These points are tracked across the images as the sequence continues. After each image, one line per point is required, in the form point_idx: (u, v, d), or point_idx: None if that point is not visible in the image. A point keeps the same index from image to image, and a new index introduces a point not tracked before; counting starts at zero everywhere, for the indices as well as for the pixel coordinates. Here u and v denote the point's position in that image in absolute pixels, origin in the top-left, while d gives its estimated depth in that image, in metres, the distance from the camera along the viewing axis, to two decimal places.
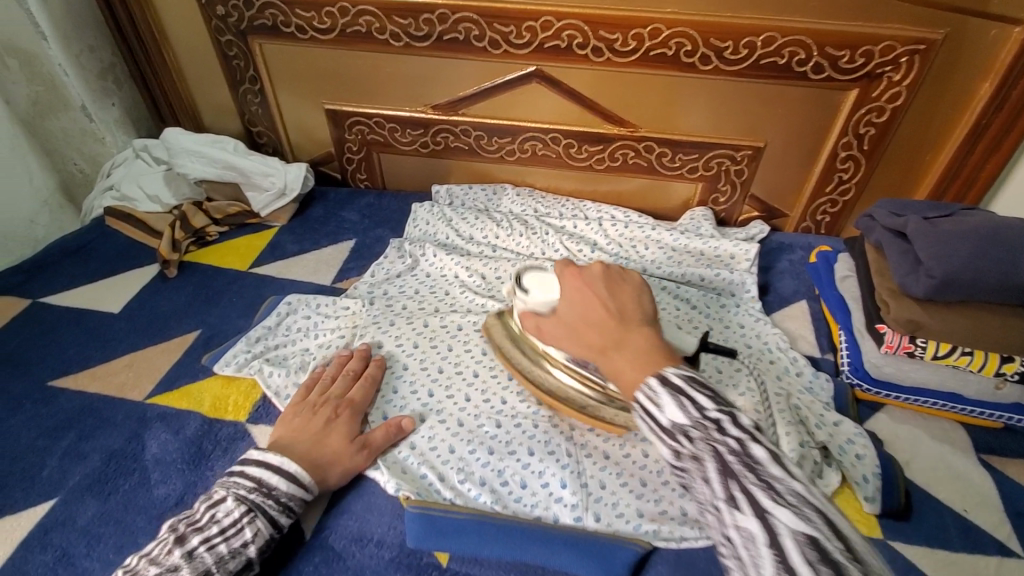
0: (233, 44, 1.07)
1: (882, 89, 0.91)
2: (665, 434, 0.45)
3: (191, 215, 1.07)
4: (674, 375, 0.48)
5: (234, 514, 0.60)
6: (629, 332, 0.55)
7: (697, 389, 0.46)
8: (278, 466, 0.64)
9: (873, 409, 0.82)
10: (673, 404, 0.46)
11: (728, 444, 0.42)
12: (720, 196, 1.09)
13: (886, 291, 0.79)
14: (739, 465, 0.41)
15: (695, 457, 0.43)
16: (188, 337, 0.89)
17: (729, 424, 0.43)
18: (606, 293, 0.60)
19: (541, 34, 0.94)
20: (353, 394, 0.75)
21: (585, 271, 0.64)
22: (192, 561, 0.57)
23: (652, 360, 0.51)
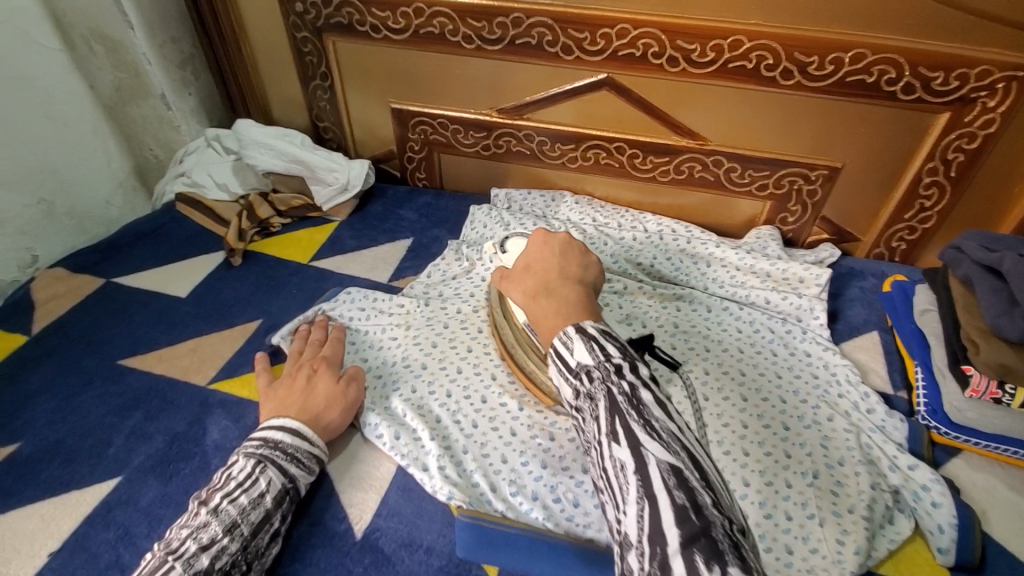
0: (308, 41, 1.09)
1: (976, 114, 0.86)
2: (568, 371, 0.50)
3: (257, 205, 1.10)
4: (592, 326, 0.52)
5: (247, 468, 0.62)
6: (565, 287, 0.60)
7: (608, 340, 0.50)
8: (280, 424, 0.67)
9: (950, 455, 0.77)
10: (583, 348, 0.49)
11: (621, 386, 0.46)
12: (788, 216, 1.05)
13: (976, 330, 0.74)
14: (626, 404, 0.45)
15: (591, 396, 0.47)
16: (249, 326, 0.91)
17: (626, 369, 0.47)
18: (558, 251, 0.68)
19: (616, 41, 0.92)
20: (328, 353, 0.80)
21: (551, 237, 0.71)
22: (217, 515, 0.58)
23: (573, 310, 0.56)
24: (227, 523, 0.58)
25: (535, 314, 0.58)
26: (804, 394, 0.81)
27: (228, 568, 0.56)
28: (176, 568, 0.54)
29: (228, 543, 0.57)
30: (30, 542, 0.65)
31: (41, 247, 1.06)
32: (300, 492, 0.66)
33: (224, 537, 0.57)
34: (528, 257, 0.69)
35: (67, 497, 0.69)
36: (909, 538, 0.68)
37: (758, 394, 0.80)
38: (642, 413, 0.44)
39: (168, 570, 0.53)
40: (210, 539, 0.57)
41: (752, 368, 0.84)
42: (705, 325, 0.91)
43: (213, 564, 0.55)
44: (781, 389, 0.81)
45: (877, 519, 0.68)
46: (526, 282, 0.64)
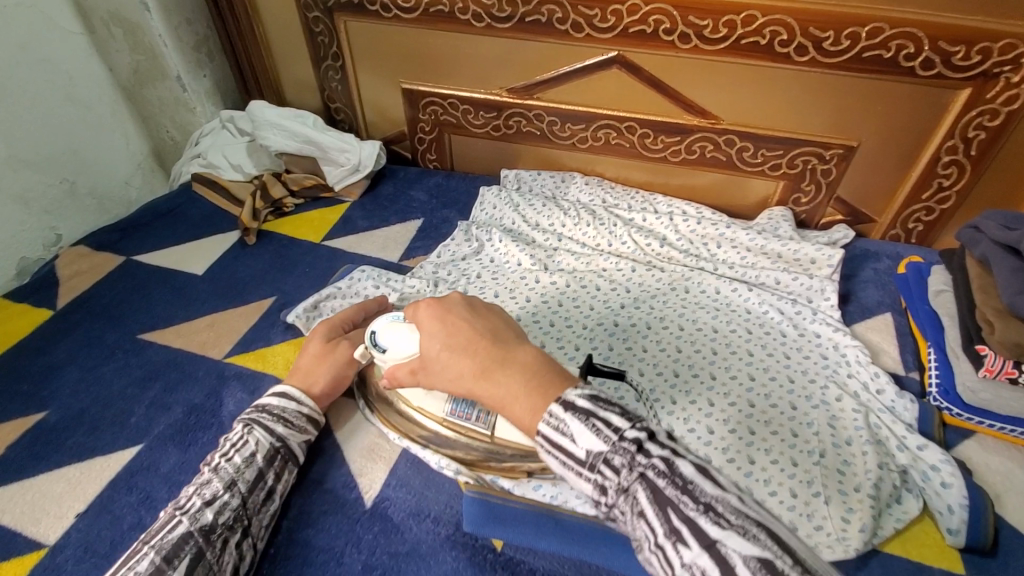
0: (319, 21, 1.10)
1: (998, 90, 0.84)
2: (578, 465, 0.44)
3: (270, 184, 1.11)
4: (578, 398, 0.46)
5: (236, 430, 0.65)
6: (512, 351, 0.50)
7: (606, 409, 0.45)
8: (267, 390, 0.71)
9: (963, 436, 0.75)
10: (587, 431, 0.44)
11: (654, 464, 0.42)
12: (802, 196, 1.03)
13: (991, 310, 0.72)
14: (672, 489, 0.41)
15: (624, 490, 0.42)
16: (263, 303, 0.93)
17: (648, 443, 0.43)
18: (468, 314, 0.54)
19: (627, 18, 0.91)
20: (343, 314, 0.80)
21: (442, 298, 0.56)
22: (216, 473, 0.61)
23: (544, 383, 0.47)
24: (227, 480, 0.61)
25: (495, 399, 0.48)
26: (812, 373, 0.80)
27: (231, 522, 0.59)
28: (182, 521, 0.56)
29: (228, 499, 0.60)
30: (57, 504, 0.68)
31: (64, 226, 1.10)
32: (293, 450, 0.68)
33: (224, 493, 0.60)
34: (436, 337, 0.52)
35: (92, 462, 0.72)
36: (917, 518, 0.67)
37: (767, 372, 0.80)
38: (692, 492, 0.40)
39: (176, 523, 0.56)
40: (211, 494, 0.59)
41: (760, 347, 0.84)
42: (711, 304, 0.91)
43: (216, 519, 0.58)
44: (789, 368, 0.81)
45: (883, 498, 0.67)
46: (461, 361, 0.50)
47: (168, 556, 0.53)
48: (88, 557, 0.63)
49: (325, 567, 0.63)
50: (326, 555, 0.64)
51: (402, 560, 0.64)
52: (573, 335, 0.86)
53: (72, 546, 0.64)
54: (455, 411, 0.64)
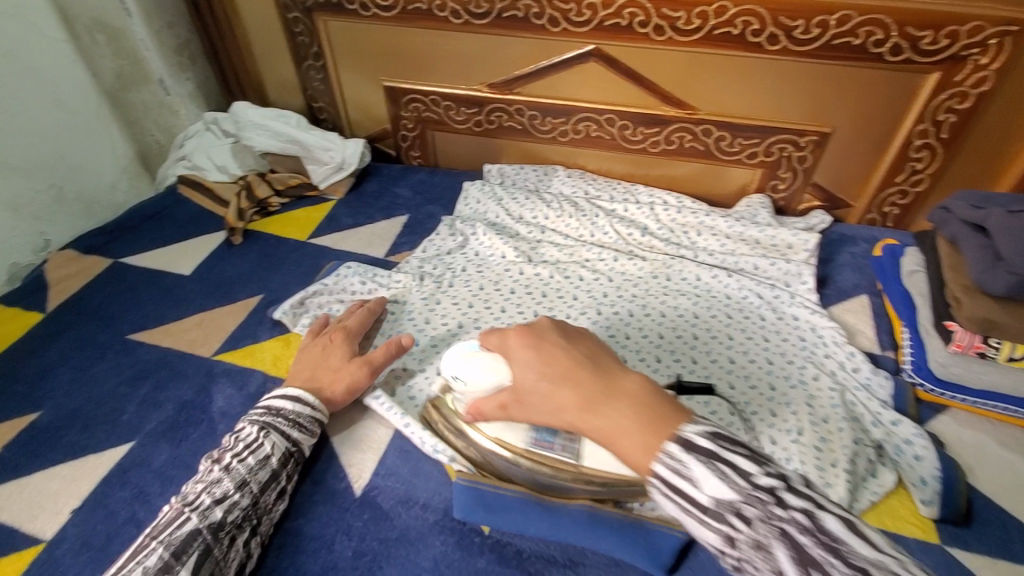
0: (299, 21, 1.11)
1: (967, 72, 0.85)
2: (700, 514, 0.40)
3: (255, 185, 1.12)
4: (699, 437, 0.42)
5: (252, 432, 0.66)
6: (616, 380, 0.50)
7: (730, 450, 0.41)
8: (280, 393, 0.71)
9: (936, 411, 0.77)
10: (710, 475, 0.40)
11: (794, 517, 0.36)
12: (779, 183, 1.05)
13: (959, 287, 0.74)
14: (818, 549, 0.35)
15: (758, 546, 0.37)
16: (251, 301, 0.94)
17: (786, 492, 0.38)
18: (565, 343, 0.55)
19: (602, 12, 0.92)
20: (351, 322, 0.82)
21: (535, 327, 0.58)
22: (228, 473, 0.62)
23: (658, 417, 0.45)
24: (238, 480, 0.62)
25: (602, 431, 0.47)
26: (790, 354, 0.82)
27: (240, 521, 0.60)
28: (192, 519, 0.57)
29: (238, 498, 0.61)
30: (53, 501, 0.69)
31: (52, 231, 1.10)
32: (304, 454, 0.69)
33: (235, 493, 0.61)
34: (533, 363, 0.54)
35: (85, 459, 0.73)
36: (892, 490, 0.69)
37: (746, 355, 0.82)
38: (841, 553, 0.34)
39: (184, 520, 0.57)
40: (222, 494, 0.60)
41: (740, 331, 0.86)
42: (694, 291, 0.92)
43: (226, 517, 0.59)
44: (770, 350, 0.83)
45: (860, 472, 0.69)
46: (562, 392, 0.51)
47: (176, 553, 0.54)
48: (84, 550, 0.64)
49: (317, 555, 0.64)
50: (318, 543, 0.66)
51: (392, 546, 0.66)
52: (556, 322, 0.88)
53: (69, 540, 0.65)
54: (540, 441, 0.62)
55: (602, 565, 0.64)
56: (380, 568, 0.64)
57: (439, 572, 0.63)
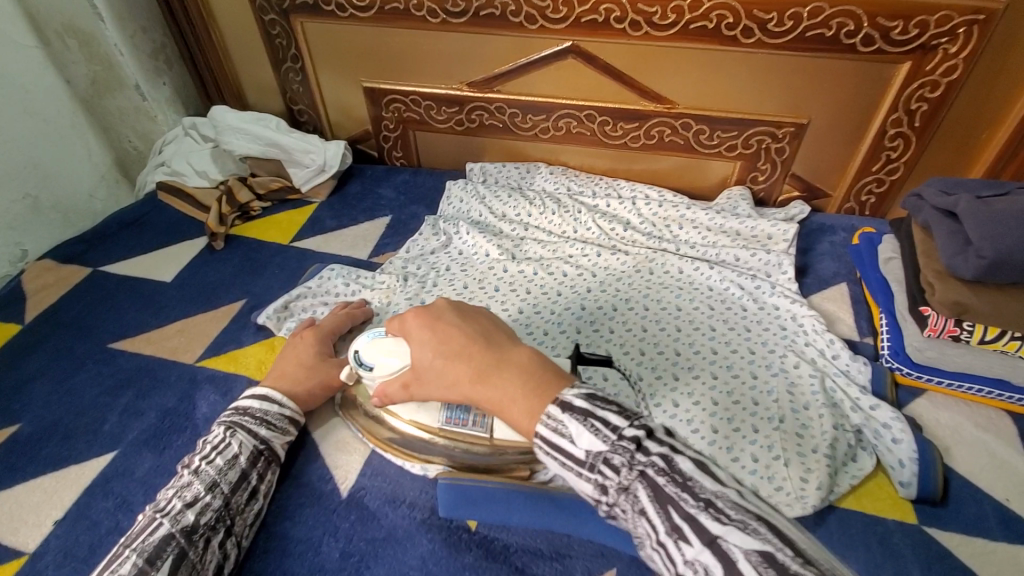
0: (276, 23, 1.11)
1: (937, 61, 0.87)
2: (580, 467, 0.43)
3: (236, 189, 1.11)
4: (576, 398, 0.45)
5: (218, 434, 0.66)
6: (506, 352, 0.50)
7: (602, 409, 0.45)
8: (247, 394, 0.71)
9: (914, 395, 0.79)
10: (585, 432, 0.43)
11: (652, 461, 0.41)
12: (759, 174, 1.06)
13: (932, 273, 0.75)
14: (671, 486, 0.40)
15: (624, 487, 0.42)
16: (233, 306, 0.94)
17: (647, 441, 0.43)
18: (459, 320, 0.55)
19: (578, 8, 0.93)
20: (325, 322, 0.82)
21: (430, 309, 0.57)
22: (198, 476, 0.62)
23: (540, 383, 0.47)
24: (208, 482, 0.61)
25: (492, 402, 0.48)
26: (771, 343, 0.84)
27: (214, 523, 0.60)
28: (164, 524, 0.57)
29: (210, 500, 0.60)
30: (36, 513, 0.68)
31: (30, 241, 1.09)
32: (275, 452, 0.69)
33: (206, 495, 0.60)
34: (428, 344, 0.54)
35: (68, 471, 0.72)
36: (871, 474, 0.71)
37: (728, 345, 0.83)
38: (691, 489, 0.39)
39: (156, 526, 0.57)
40: (193, 497, 0.60)
41: (722, 322, 0.87)
42: (676, 284, 0.93)
43: (199, 520, 0.59)
44: (751, 339, 0.84)
45: (839, 457, 0.71)
46: (457, 367, 0.51)
47: (150, 559, 0.54)
48: (68, 561, 0.64)
49: (304, 558, 0.65)
50: (305, 545, 0.66)
51: (379, 546, 0.66)
52: (540, 318, 0.88)
53: (53, 552, 0.65)
54: (451, 418, 0.66)
55: (589, 556, 0.65)
56: (367, 568, 0.64)
57: (426, 569, 0.64)
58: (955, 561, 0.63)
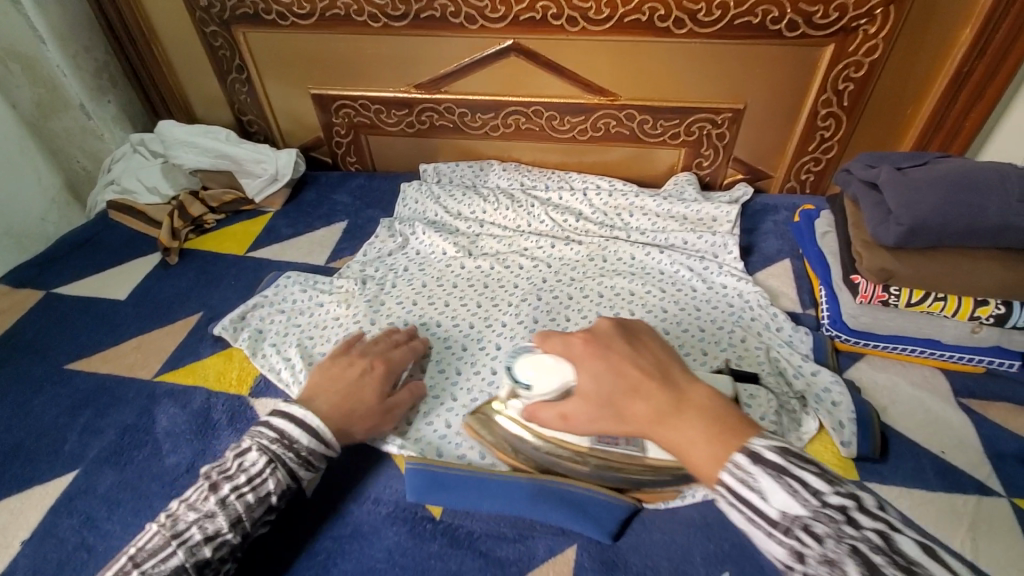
0: (218, 35, 1.11)
1: (858, 42, 0.91)
2: (769, 525, 0.39)
3: (189, 203, 1.11)
4: (768, 450, 0.41)
5: (258, 464, 0.60)
6: (684, 390, 0.48)
7: (801, 467, 0.40)
8: (302, 419, 0.64)
9: (853, 360, 0.83)
10: (779, 490, 0.39)
11: (868, 537, 0.36)
12: (703, 160, 1.10)
13: (861, 242, 0.79)
14: (887, 566, 0.35)
15: (827, 561, 0.36)
16: (191, 320, 0.94)
17: (857, 512, 0.38)
18: (630, 351, 0.53)
19: (516, 7, 0.95)
20: (393, 355, 0.77)
21: (595, 331, 0.56)
22: (224, 508, 0.58)
23: (728, 430, 0.44)
24: (233, 517, 0.58)
25: (673, 444, 0.45)
26: (720, 320, 0.87)
27: (226, 557, 0.58)
28: (178, 555, 0.54)
29: (231, 537, 0.58)
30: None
31: None
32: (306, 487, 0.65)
33: (227, 531, 0.57)
34: (596, 373, 0.52)
35: (29, 493, 0.72)
36: (815, 436, 0.74)
37: (680, 325, 0.86)
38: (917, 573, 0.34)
39: (170, 554, 0.54)
40: (215, 530, 0.57)
41: (673, 304, 0.89)
42: (629, 269, 0.96)
43: (213, 554, 0.56)
44: (705, 318, 0.87)
45: (784, 424, 0.73)
46: (633, 404, 0.48)
47: None
48: None
49: (272, 561, 0.65)
50: (273, 549, 0.66)
51: (345, 542, 0.67)
52: (498, 310, 0.90)
53: (21, 570, 0.64)
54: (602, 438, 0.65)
55: (551, 534, 0.66)
56: (335, 564, 0.65)
57: (393, 561, 0.65)
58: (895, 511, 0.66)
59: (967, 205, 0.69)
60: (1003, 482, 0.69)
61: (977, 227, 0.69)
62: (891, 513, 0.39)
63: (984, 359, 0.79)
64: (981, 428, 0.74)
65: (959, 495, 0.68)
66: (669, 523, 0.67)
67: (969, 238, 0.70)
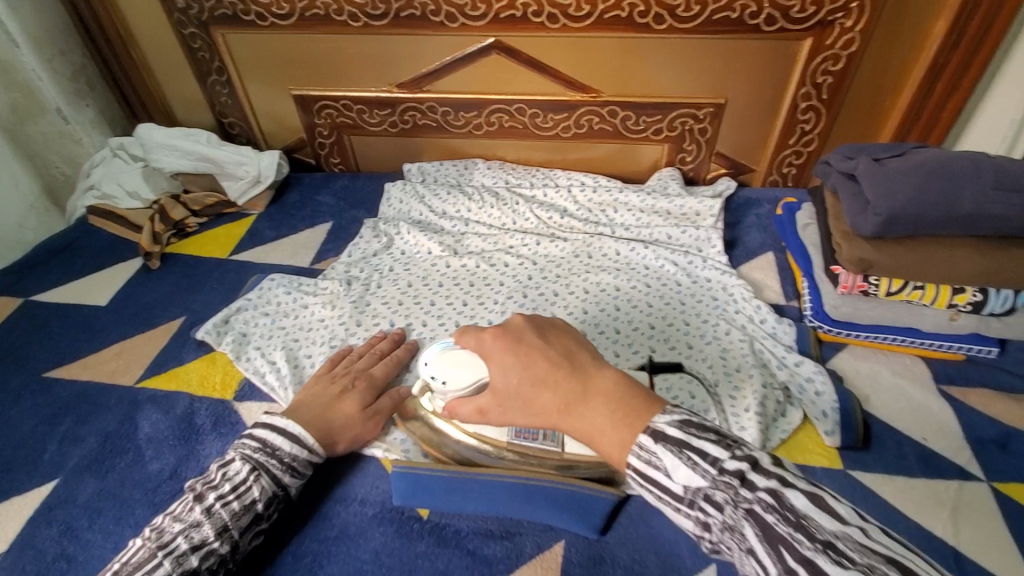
0: (196, 36, 1.10)
1: (836, 36, 0.92)
2: (676, 498, 0.42)
3: (170, 207, 1.10)
4: (668, 427, 0.44)
5: (241, 472, 0.63)
6: (591, 379, 0.49)
7: (699, 439, 0.42)
8: (282, 428, 0.67)
9: (836, 350, 0.84)
10: (681, 465, 0.41)
11: (761, 499, 0.37)
12: (686, 155, 1.11)
13: (840, 233, 0.80)
14: (783, 524, 0.36)
15: (728, 525, 0.39)
16: (172, 325, 0.93)
17: (752, 474, 0.39)
18: (541, 342, 0.53)
19: (496, 5, 0.95)
20: (376, 370, 0.78)
21: (506, 326, 0.56)
22: (210, 517, 0.59)
23: (632, 413, 0.46)
24: (219, 526, 0.59)
25: (583, 432, 0.48)
26: (705, 314, 0.87)
27: (214, 567, 0.58)
28: (164, 565, 0.55)
29: (217, 546, 0.59)
30: None
31: None
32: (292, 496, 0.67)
33: (214, 540, 0.59)
34: (517, 366, 0.52)
35: (9, 503, 0.71)
36: (800, 425, 0.75)
37: (665, 320, 0.86)
38: (807, 528, 0.35)
39: (156, 565, 0.55)
40: (201, 539, 0.58)
41: (658, 298, 0.90)
42: (613, 265, 0.96)
43: (201, 564, 0.57)
44: (688, 312, 0.88)
45: (770, 414, 0.74)
46: (545, 396, 0.49)
47: None
48: None
49: (255, 564, 0.65)
50: (257, 553, 0.65)
51: (331, 545, 0.66)
52: (484, 308, 0.90)
53: None
54: (521, 433, 0.66)
55: (538, 531, 0.66)
56: (321, 566, 0.64)
57: (380, 562, 0.65)
58: (877, 498, 0.67)
59: (941, 194, 0.70)
60: (982, 467, 0.70)
61: (952, 216, 0.70)
62: (790, 467, 0.40)
63: (964, 346, 0.80)
64: (961, 415, 0.75)
65: (941, 482, 0.68)
66: (656, 517, 0.67)
67: (944, 227, 0.71)
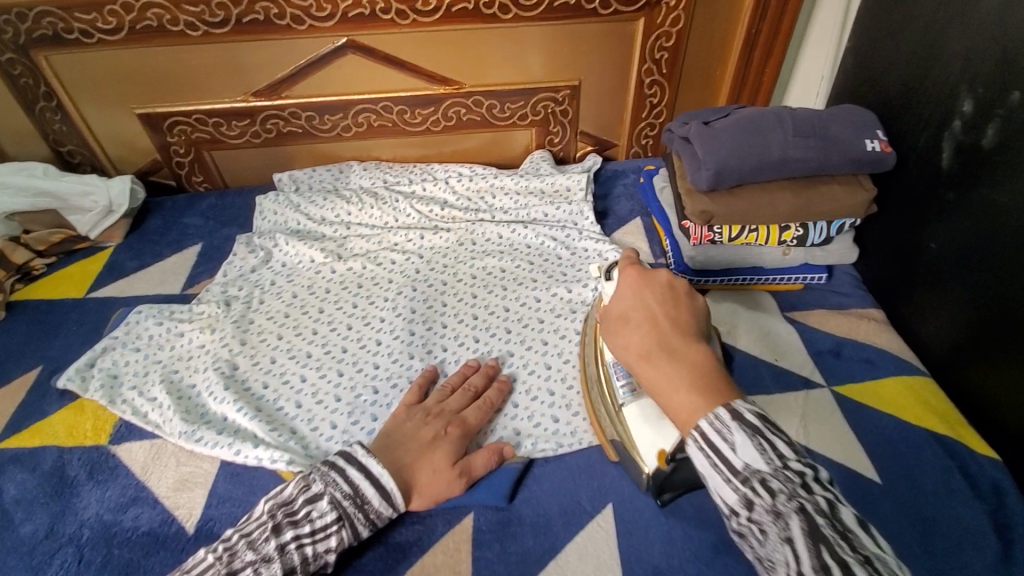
0: (15, 62, 0.99)
1: (663, 15, 1.01)
2: (731, 475, 0.42)
3: (9, 250, 0.98)
4: (748, 412, 0.43)
5: (326, 518, 0.60)
6: (686, 346, 0.49)
7: (773, 432, 0.42)
8: (377, 476, 0.63)
9: (700, 296, 0.92)
10: (751, 447, 0.42)
11: (818, 501, 0.39)
12: (554, 137, 1.17)
13: (685, 191, 0.89)
14: (831, 529, 0.38)
15: (776, 513, 0.39)
16: (29, 376, 0.84)
17: (811, 480, 0.40)
18: (667, 300, 0.54)
19: (342, 4, 0.94)
20: (469, 416, 0.72)
21: (651, 276, 0.56)
22: (283, 556, 0.57)
23: (710, 386, 0.46)
24: (287, 568, 0.57)
25: (654, 382, 0.48)
26: (583, 278, 0.94)
27: None
28: None
29: None
30: None
31: None
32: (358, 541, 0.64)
33: None
34: (626, 305, 0.55)
35: None
36: None
37: (547, 292, 0.91)
38: (850, 538, 0.38)
39: None
40: None
41: (541, 273, 0.95)
42: (497, 247, 1.00)
43: None
44: (570, 284, 0.92)
45: None
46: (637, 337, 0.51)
47: None
48: None
49: None
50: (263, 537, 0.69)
51: None
52: (374, 307, 0.91)
53: None
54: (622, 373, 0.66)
55: (446, 510, 0.68)
56: None
57: None
58: None
59: (753, 147, 0.81)
60: (823, 374, 0.80)
61: (765, 164, 0.81)
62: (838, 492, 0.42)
63: (801, 276, 0.93)
64: (804, 334, 0.86)
65: (792, 394, 0.78)
66: (558, 476, 0.70)
67: (761, 174, 0.82)
